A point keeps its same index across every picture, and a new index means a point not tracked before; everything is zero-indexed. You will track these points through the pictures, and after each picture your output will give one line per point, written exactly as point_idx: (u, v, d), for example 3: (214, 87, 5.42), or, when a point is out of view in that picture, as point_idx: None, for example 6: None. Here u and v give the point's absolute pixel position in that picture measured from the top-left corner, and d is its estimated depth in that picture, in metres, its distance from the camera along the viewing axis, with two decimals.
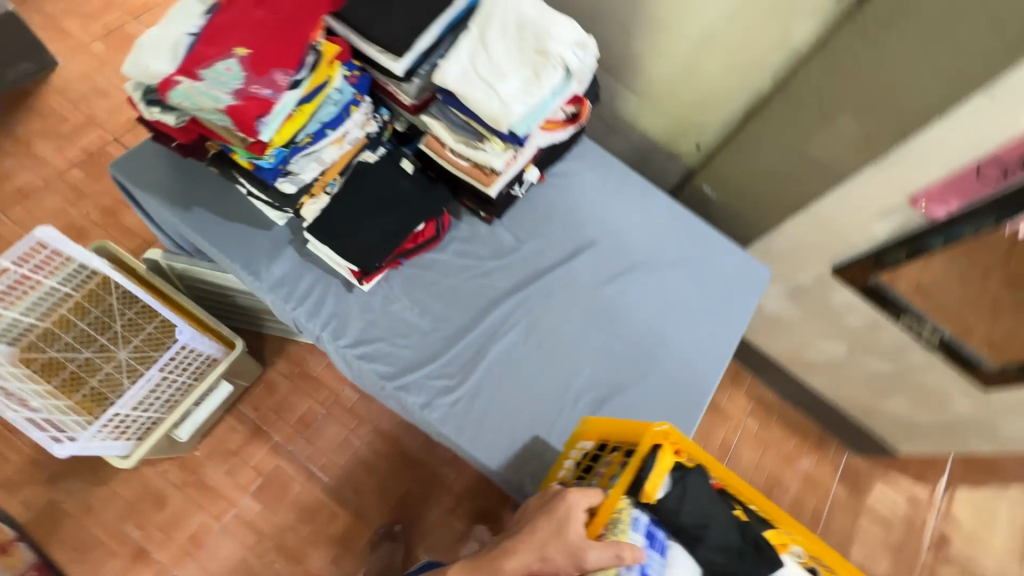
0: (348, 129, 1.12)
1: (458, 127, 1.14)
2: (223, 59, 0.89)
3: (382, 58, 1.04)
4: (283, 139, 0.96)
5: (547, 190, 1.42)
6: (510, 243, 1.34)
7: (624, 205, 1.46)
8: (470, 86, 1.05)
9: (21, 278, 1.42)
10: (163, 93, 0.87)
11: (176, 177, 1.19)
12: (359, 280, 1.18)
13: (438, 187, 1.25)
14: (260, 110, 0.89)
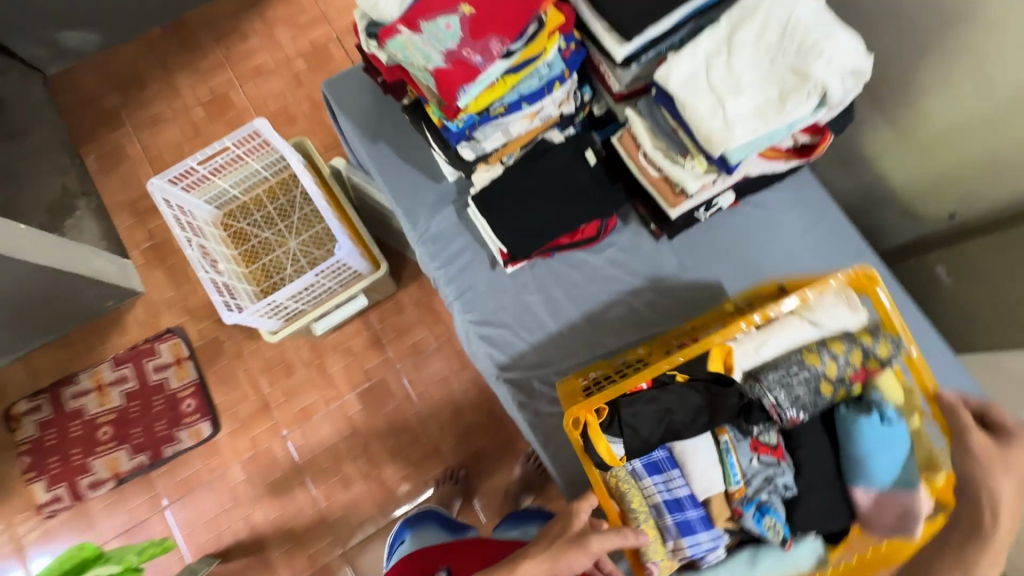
0: (543, 106, 1.04)
1: (662, 133, 1.00)
2: (446, 15, 0.85)
3: (606, 40, 0.94)
4: (478, 107, 0.91)
5: (735, 220, 1.22)
6: (671, 268, 1.19)
7: (824, 263, 1.21)
8: (694, 94, 0.89)
9: (235, 159, 1.61)
10: (382, 39, 0.86)
11: (374, 109, 1.23)
12: (506, 262, 1.14)
13: (615, 188, 1.14)
14: (466, 76, 0.85)
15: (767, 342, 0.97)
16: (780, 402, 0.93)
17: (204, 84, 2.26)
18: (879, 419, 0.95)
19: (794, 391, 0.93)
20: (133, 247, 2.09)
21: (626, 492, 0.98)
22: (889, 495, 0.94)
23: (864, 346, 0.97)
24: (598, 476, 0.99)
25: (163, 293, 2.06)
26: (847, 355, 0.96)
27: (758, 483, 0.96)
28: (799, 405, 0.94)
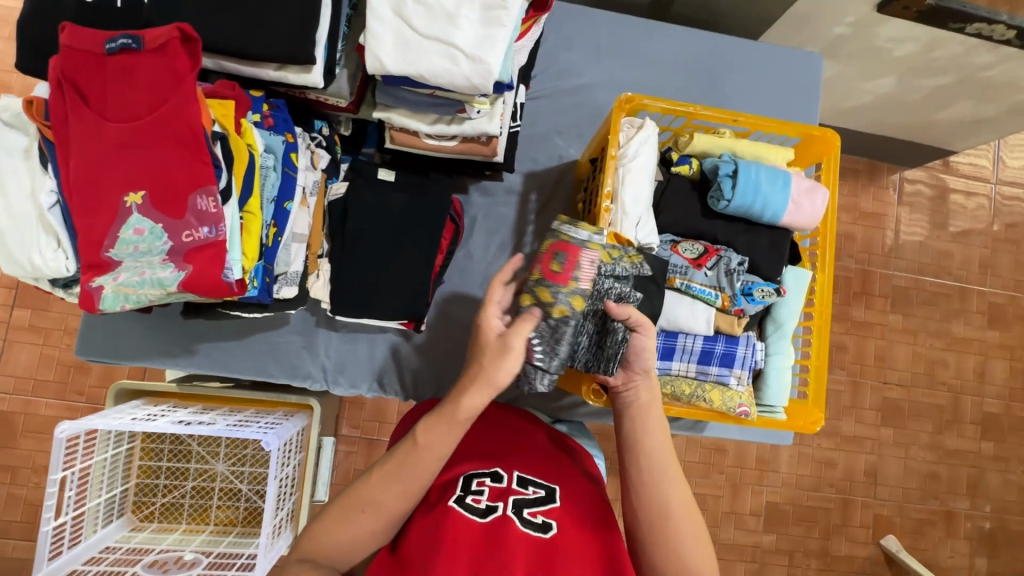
0: (303, 182, 0.85)
1: (424, 106, 0.86)
2: (124, 224, 0.63)
3: (289, 75, 0.75)
4: (255, 259, 0.74)
5: (541, 104, 1.14)
6: (535, 193, 1.12)
7: (628, 72, 1.17)
8: (420, 59, 0.75)
9: (81, 474, 1.24)
10: (93, 309, 0.64)
11: (159, 321, 0.99)
12: (416, 329, 1.02)
13: (433, 179, 1.00)
14: (215, 257, 0.66)
15: (623, 194, 0.83)
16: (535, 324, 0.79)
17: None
18: (730, 170, 0.82)
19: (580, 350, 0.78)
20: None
21: (670, 390, 0.81)
22: (798, 203, 0.82)
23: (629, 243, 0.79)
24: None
25: None
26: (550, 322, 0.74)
27: (727, 279, 0.81)
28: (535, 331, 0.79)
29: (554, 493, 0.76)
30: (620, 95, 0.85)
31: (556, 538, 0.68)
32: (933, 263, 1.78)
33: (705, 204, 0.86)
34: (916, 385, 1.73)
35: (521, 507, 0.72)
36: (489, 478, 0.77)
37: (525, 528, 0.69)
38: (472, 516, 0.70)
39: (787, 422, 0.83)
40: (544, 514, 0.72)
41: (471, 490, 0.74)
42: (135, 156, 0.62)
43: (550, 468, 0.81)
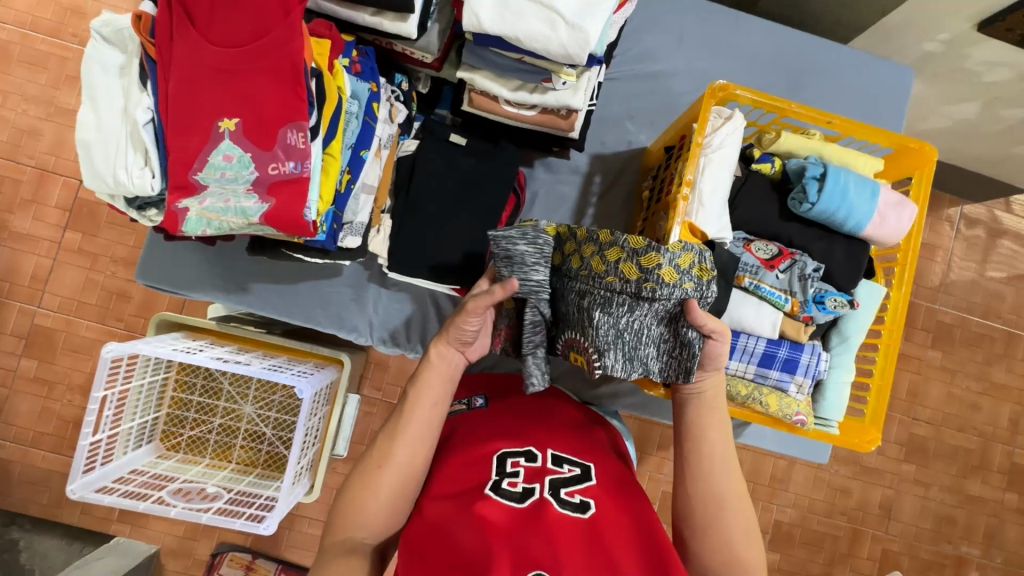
0: (380, 134, 0.85)
1: (510, 71, 0.84)
2: (214, 149, 0.63)
3: (384, 22, 0.74)
4: (330, 203, 0.74)
5: (615, 87, 1.12)
6: (599, 175, 1.10)
7: (707, 65, 1.13)
8: (517, 20, 0.74)
9: (118, 396, 1.27)
10: (175, 229, 0.65)
11: (216, 256, 1.00)
12: (467, 296, 1.02)
13: (503, 148, 0.99)
14: (297, 194, 0.66)
15: (701, 184, 0.81)
16: (577, 335, 0.72)
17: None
18: (816, 174, 0.79)
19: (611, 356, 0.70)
20: (105, 525, 1.50)
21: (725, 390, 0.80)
22: (884, 216, 0.79)
23: (692, 255, 0.67)
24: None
25: (176, 533, 1.53)
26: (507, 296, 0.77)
27: (800, 284, 0.78)
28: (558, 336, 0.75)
29: (589, 472, 0.75)
30: (714, 81, 0.81)
31: (595, 518, 0.69)
32: (983, 304, 1.71)
33: (784, 206, 0.84)
34: (947, 425, 1.68)
35: (557, 487, 0.71)
36: (523, 457, 0.75)
37: (564, 510, 0.69)
38: (509, 500, 0.69)
39: (839, 437, 0.82)
40: (581, 493, 0.72)
41: (506, 474, 0.73)
42: (231, 82, 0.62)
43: (582, 446, 0.80)
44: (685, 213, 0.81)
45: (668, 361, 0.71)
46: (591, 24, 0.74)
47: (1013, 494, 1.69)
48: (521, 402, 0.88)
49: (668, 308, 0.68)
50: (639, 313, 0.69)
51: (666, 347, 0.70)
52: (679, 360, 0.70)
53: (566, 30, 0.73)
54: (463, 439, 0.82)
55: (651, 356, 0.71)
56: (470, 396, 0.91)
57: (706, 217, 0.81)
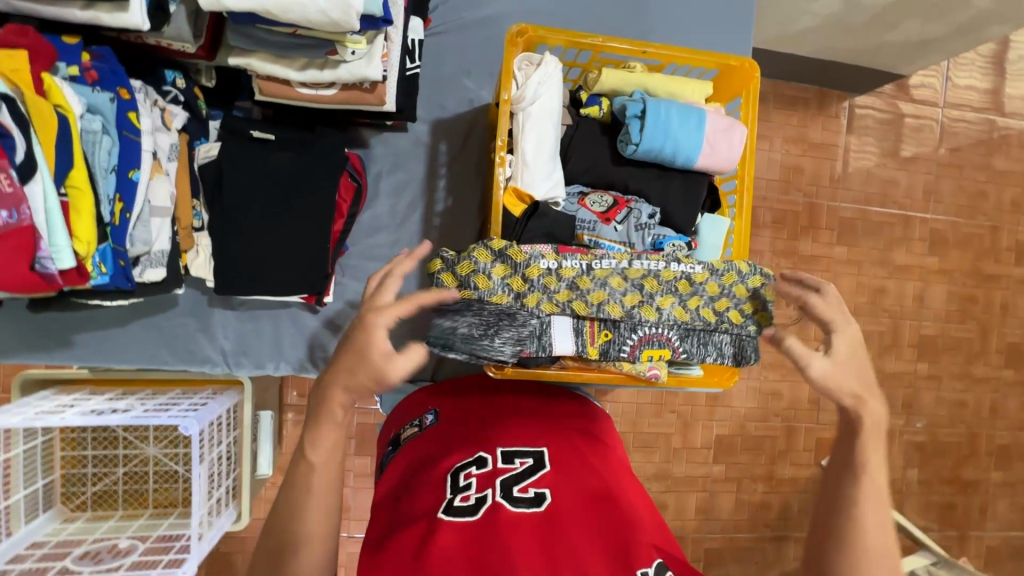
0: (153, 146, 0.73)
1: (290, 49, 0.73)
2: None
3: (101, 15, 0.62)
4: (91, 243, 0.63)
5: (442, 40, 1.01)
6: (444, 142, 1.01)
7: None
8: None
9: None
10: None
11: (27, 312, 0.88)
12: (320, 302, 0.94)
13: (320, 134, 0.89)
14: (25, 247, 0.56)
15: (523, 143, 0.74)
16: (649, 330, 0.71)
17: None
18: (638, 111, 0.74)
19: (657, 335, 0.72)
20: None
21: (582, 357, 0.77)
22: (713, 143, 0.75)
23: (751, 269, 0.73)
24: (553, 373, 0.76)
25: None
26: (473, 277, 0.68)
27: (636, 235, 0.74)
28: (581, 325, 0.71)
29: (542, 459, 0.72)
30: (513, 26, 0.73)
31: (553, 508, 0.65)
32: (880, 193, 1.74)
33: (615, 150, 0.78)
34: (859, 313, 1.75)
35: (510, 487, 0.68)
36: (473, 465, 0.71)
37: (519, 508, 0.65)
38: (462, 516, 0.64)
39: (701, 378, 0.81)
40: (534, 485, 0.68)
41: (459, 488, 0.68)
42: None
43: (537, 432, 0.77)
44: (512, 175, 0.75)
45: (711, 340, 0.73)
46: None
47: (923, 365, 1.80)
48: (470, 405, 0.84)
49: (703, 287, 0.71)
50: (685, 293, 0.71)
51: (708, 323, 0.72)
52: (712, 328, 0.72)
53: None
54: (416, 460, 0.77)
55: (704, 334, 0.73)
56: (420, 415, 0.86)
57: (534, 176, 0.74)
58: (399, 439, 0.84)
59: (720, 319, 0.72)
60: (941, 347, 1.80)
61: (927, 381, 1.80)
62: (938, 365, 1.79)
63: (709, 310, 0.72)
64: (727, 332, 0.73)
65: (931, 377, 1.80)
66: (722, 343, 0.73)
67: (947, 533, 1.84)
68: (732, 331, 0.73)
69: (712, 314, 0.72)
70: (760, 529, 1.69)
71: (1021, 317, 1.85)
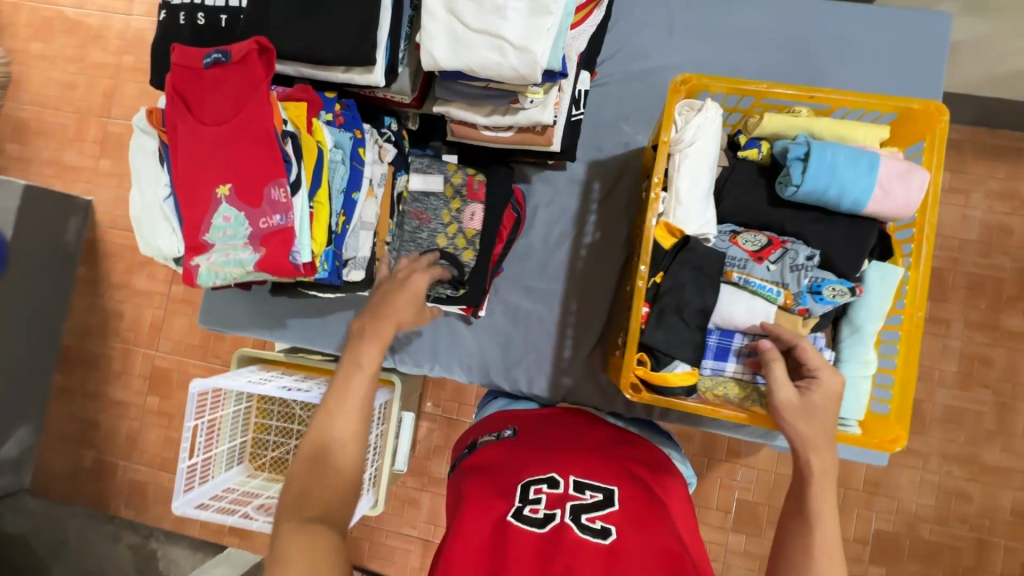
0: (370, 175, 0.92)
1: (480, 98, 0.88)
2: (215, 213, 0.74)
3: (354, 76, 0.82)
4: (322, 244, 0.82)
5: (605, 91, 1.11)
6: (598, 181, 1.10)
7: (699, 51, 1.09)
8: (469, 52, 0.78)
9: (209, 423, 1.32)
10: (192, 283, 0.76)
11: (262, 300, 1.14)
12: (475, 314, 1.06)
13: (493, 170, 1.02)
14: (286, 242, 0.75)
15: (677, 181, 0.79)
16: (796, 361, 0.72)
17: (70, 367, 1.65)
18: (801, 154, 0.74)
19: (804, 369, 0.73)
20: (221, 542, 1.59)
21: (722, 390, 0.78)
22: (887, 188, 0.72)
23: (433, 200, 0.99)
24: (692, 404, 0.76)
25: None
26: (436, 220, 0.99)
27: (794, 276, 0.74)
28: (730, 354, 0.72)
29: (611, 497, 0.70)
30: (676, 78, 0.78)
31: (616, 544, 0.63)
32: None
33: (773, 189, 0.79)
34: None
35: (579, 512, 0.67)
36: (545, 483, 0.72)
37: (583, 534, 0.64)
38: (529, 527, 0.65)
39: (861, 437, 0.73)
40: (602, 519, 0.66)
41: (528, 500, 0.69)
42: (222, 155, 0.73)
43: (611, 471, 0.76)
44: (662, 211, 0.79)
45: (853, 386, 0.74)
46: (541, 37, 0.76)
47: None
48: (560, 434, 0.85)
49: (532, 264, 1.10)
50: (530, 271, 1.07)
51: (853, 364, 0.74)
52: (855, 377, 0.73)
53: (513, 49, 0.76)
54: (488, 467, 0.78)
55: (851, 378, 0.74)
56: (498, 430, 0.90)
57: (684, 213, 0.78)
58: (476, 442, 0.88)
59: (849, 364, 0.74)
60: None
61: None
62: None
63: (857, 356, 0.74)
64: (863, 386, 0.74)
65: None
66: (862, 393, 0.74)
67: None
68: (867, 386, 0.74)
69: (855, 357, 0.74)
70: None
71: None
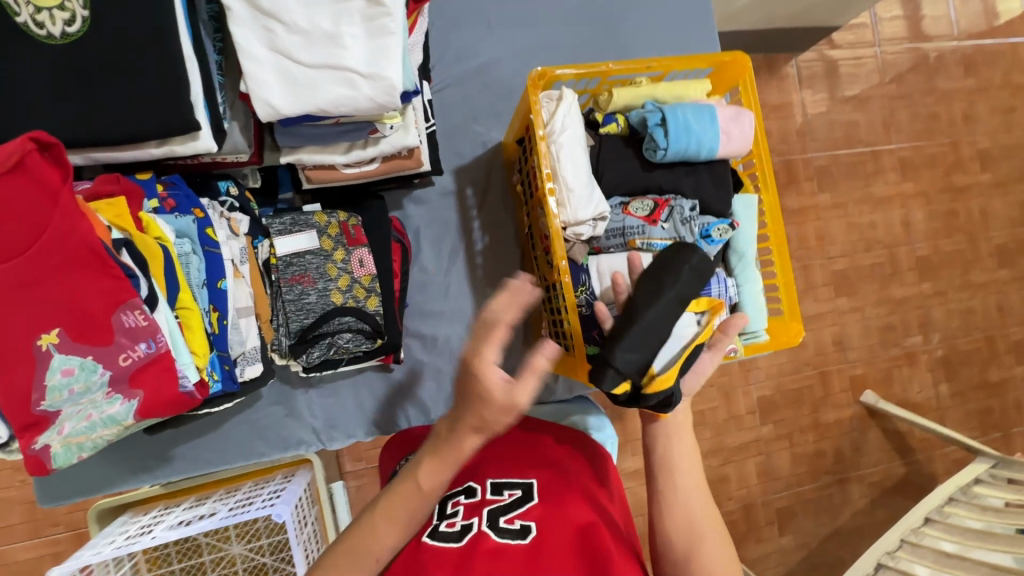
0: (229, 254, 0.78)
1: (333, 137, 0.79)
2: (48, 370, 0.56)
3: (174, 147, 0.67)
4: (207, 354, 0.67)
5: (446, 95, 1.08)
6: (469, 187, 1.08)
7: (520, 39, 1.11)
8: (313, 92, 0.68)
9: None
10: (45, 471, 0.58)
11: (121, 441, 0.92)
12: (396, 361, 0.98)
13: (364, 205, 0.94)
14: (167, 370, 0.60)
15: (563, 172, 0.81)
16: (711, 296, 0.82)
17: None
18: (658, 119, 0.81)
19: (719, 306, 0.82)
20: None
21: None
22: (729, 132, 0.83)
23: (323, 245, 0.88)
24: None
25: None
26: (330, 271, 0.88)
27: (686, 228, 0.82)
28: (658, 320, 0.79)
29: (530, 491, 0.68)
30: (532, 73, 0.80)
31: (538, 539, 0.61)
32: (845, 136, 1.77)
33: (641, 156, 0.86)
34: (857, 250, 1.76)
35: (497, 516, 0.64)
36: (462, 495, 0.69)
37: (503, 539, 0.61)
38: (448, 543, 0.62)
39: (772, 341, 0.87)
40: (521, 517, 0.64)
41: (444, 516, 0.66)
42: (28, 297, 0.54)
43: (531, 463, 0.74)
44: (557, 207, 0.81)
45: (755, 303, 0.85)
46: (389, 60, 0.69)
47: (930, 287, 1.83)
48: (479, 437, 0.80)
49: (426, 283, 1.05)
50: (423, 287, 1.05)
51: (747, 286, 0.85)
52: (753, 296, 0.85)
53: (366, 79, 0.69)
54: None
55: (751, 297, 0.85)
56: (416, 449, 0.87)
57: (578, 205, 0.81)
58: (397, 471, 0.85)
59: (744, 287, 0.85)
60: (946, 268, 1.84)
61: (943, 302, 1.84)
62: (948, 284, 1.84)
63: (749, 277, 0.85)
64: (761, 299, 0.86)
65: (942, 297, 1.84)
66: (761, 305, 0.86)
67: (990, 436, 1.86)
68: (760, 298, 0.86)
69: (749, 280, 0.85)
70: (822, 476, 1.73)
71: (1001, 218, 1.89)
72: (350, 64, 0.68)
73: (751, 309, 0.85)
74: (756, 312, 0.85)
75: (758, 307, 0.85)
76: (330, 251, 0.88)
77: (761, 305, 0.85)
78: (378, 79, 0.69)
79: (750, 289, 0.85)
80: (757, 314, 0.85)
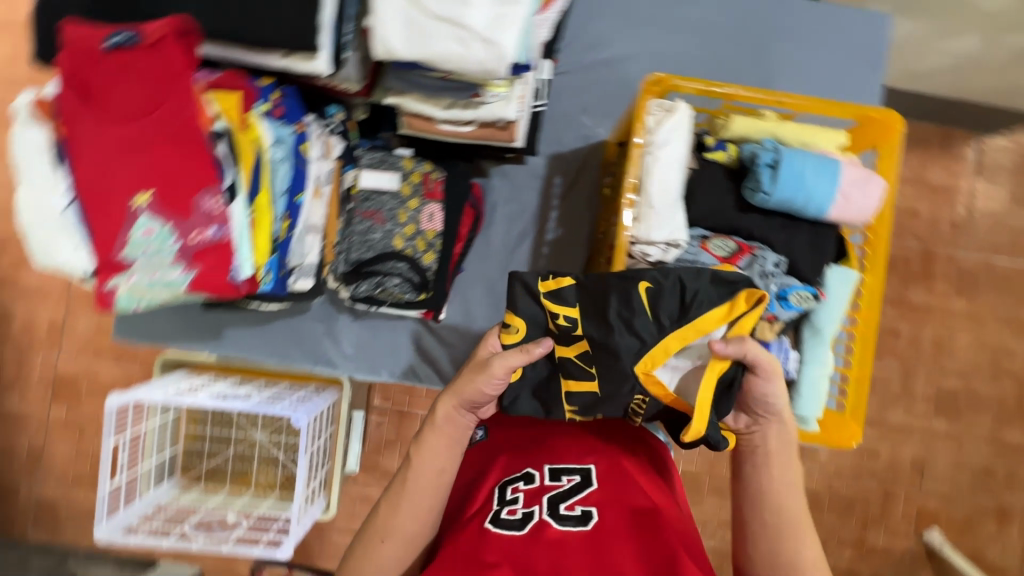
0: (315, 172, 0.84)
1: (438, 91, 0.80)
2: (133, 225, 0.63)
3: (294, 63, 0.72)
4: (265, 255, 0.73)
5: (565, 80, 1.06)
6: (558, 176, 1.06)
7: (659, 41, 1.06)
8: (427, 42, 0.70)
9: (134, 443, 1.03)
10: (108, 308, 0.65)
11: (190, 306, 1.03)
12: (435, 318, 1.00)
13: (451, 164, 0.96)
14: (223, 257, 0.66)
15: (649, 186, 0.76)
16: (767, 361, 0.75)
17: None
18: (770, 160, 0.74)
19: None
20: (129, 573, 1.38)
21: None
22: (848, 196, 0.73)
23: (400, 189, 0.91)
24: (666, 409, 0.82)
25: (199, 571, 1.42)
26: (400, 217, 0.91)
27: (764, 283, 0.75)
28: None
29: (590, 477, 0.64)
30: (647, 77, 0.77)
31: (599, 529, 0.58)
32: None
33: (740, 194, 0.79)
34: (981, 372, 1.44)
35: (556, 504, 0.61)
36: (521, 480, 0.65)
37: (566, 526, 0.58)
38: (510, 531, 0.59)
39: (819, 434, 0.77)
40: (581, 503, 0.61)
41: (505, 502, 0.62)
42: (137, 159, 0.62)
43: (587, 449, 0.69)
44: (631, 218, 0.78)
45: (815, 388, 0.76)
46: (507, 30, 0.69)
47: None
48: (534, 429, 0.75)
49: (486, 255, 1.06)
50: (482, 255, 1.06)
51: (811, 365, 0.76)
52: (815, 379, 0.76)
53: (479, 42, 0.69)
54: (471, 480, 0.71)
55: (813, 379, 0.76)
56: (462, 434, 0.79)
57: (653, 225, 0.76)
58: None
59: (809, 366, 0.76)
60: None
61: None
62: None
63: (818, 358, 0.76)
64: (823, 385, 0.76)
65: None
66: (822, 392, 0.76)
67: None
68: (823, 384, 0.77)
69: (816, 361, 0.76)
70: None
71: None
72: (467, 23, 0.69)
73: (808, 392, 0.76)
74: (813, 397, 0.76)
75: (817, 393, 0.76)
76: (407, 196, 0.91)
77: (820, 392, 0.76)
78: (490, 45, 0.69)
79: (814, 370, 0.76)
80: (813, 400, 0.76)
